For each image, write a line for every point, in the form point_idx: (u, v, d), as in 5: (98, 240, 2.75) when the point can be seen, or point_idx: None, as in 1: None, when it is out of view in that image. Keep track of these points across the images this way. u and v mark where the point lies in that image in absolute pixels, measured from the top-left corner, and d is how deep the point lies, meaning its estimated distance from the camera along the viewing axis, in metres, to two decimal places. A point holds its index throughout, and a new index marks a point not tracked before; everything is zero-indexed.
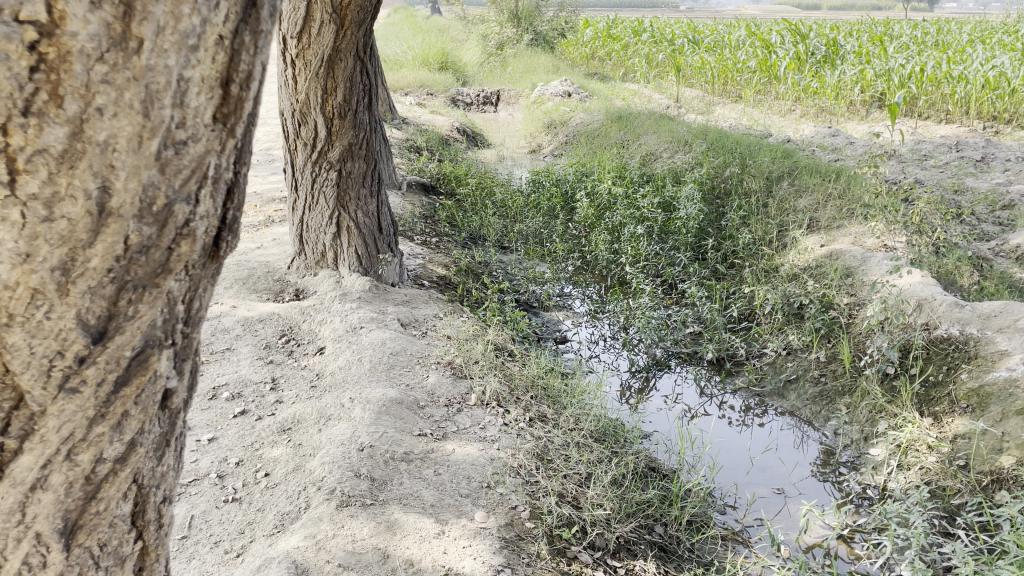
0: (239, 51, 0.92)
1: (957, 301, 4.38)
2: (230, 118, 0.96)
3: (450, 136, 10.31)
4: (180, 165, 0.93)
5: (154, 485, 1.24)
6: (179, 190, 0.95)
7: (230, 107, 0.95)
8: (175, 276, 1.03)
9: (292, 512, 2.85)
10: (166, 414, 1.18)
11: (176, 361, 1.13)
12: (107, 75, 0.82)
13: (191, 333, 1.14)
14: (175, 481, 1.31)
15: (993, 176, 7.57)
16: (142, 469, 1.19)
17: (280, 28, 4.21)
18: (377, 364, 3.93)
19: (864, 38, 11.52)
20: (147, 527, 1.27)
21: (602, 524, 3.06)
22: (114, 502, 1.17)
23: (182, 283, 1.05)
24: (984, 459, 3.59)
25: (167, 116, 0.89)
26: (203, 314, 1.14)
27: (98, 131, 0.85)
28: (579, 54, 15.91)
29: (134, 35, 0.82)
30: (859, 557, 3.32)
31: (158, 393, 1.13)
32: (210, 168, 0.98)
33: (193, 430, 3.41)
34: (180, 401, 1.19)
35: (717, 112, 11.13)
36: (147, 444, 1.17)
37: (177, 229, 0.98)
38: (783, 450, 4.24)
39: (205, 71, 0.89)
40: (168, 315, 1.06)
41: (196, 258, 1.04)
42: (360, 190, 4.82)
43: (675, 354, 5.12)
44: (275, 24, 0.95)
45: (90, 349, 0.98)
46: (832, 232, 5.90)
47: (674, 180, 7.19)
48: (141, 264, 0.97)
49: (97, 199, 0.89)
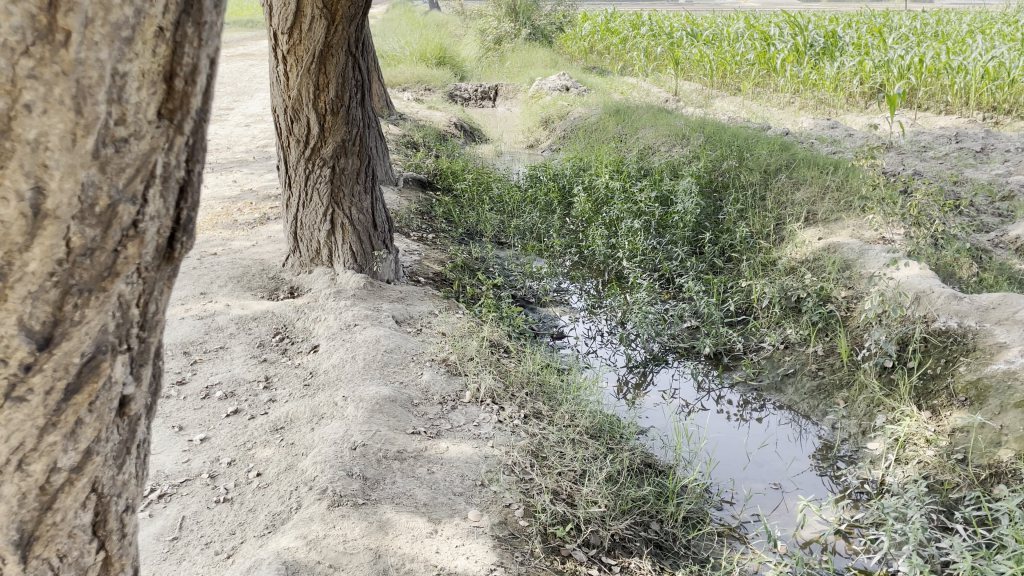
0: (182, 43, 0.96)
1: (955, 294, 4.35)
2: (175, 113, 1.00)
3: (447, 132, 10.28)
4: (122, 163, 0.96)
5: (115, 494, 1.25)
6: (123, 190, 0.97)
7: (175, 102, 0.99)
8: (125, 279, 1.05)
9: (283, 512, 2.82)
10: (125, 421, 1.20)
11: (131, 367, 1.15)
12: (34, 70, 0.85)
13: (148, 338, 1.16)
14: (138, 490, 1.32)
15: (993, 167, 7.53)
16: (102, 477, 1.20)
17: (270, 24, 4.19)
18: (371, 362, 3.90)
19: (863, 30, 11.44)
20: (109, 538, 1.28)
21: (597, 522, 3.03)
22: (73, 512, 1.18)
23: (134, 286, 1.07)
24: (982, 452, 3.57)
25: (103, 112, 0.91)
26: (160, 318, 1.16)
27: (27, 129, 0.87)
28: (578, 48, 15.85)
29: (61, 27, 0.84)
30: (857, 552, 3.30)
31: (114, 401, 1.15)
32: (157, 167, 1.01)
33: (185, 430, 3.40)
34: (139, 408, 1.21)
35: (717, 104, 11.08)
36: (105, 453, 1.18)
37: (124, 230, 1.00)
38: (781, 444, 4.22)
39: (144, 65, 0.93)
40: (121, 319, 1.09)
41: (148, 259, 1.06)
42: (354, 186, 4.79)
43: (672, 348, 5.11)
44: (217, 16, 1.00)
45: (36, 356, 1.00)
46: (830, 225, 5.86)
47: (672, 174, 7.15)
48: (86, 267, 0.99)
49: (31, 200, 0.91)
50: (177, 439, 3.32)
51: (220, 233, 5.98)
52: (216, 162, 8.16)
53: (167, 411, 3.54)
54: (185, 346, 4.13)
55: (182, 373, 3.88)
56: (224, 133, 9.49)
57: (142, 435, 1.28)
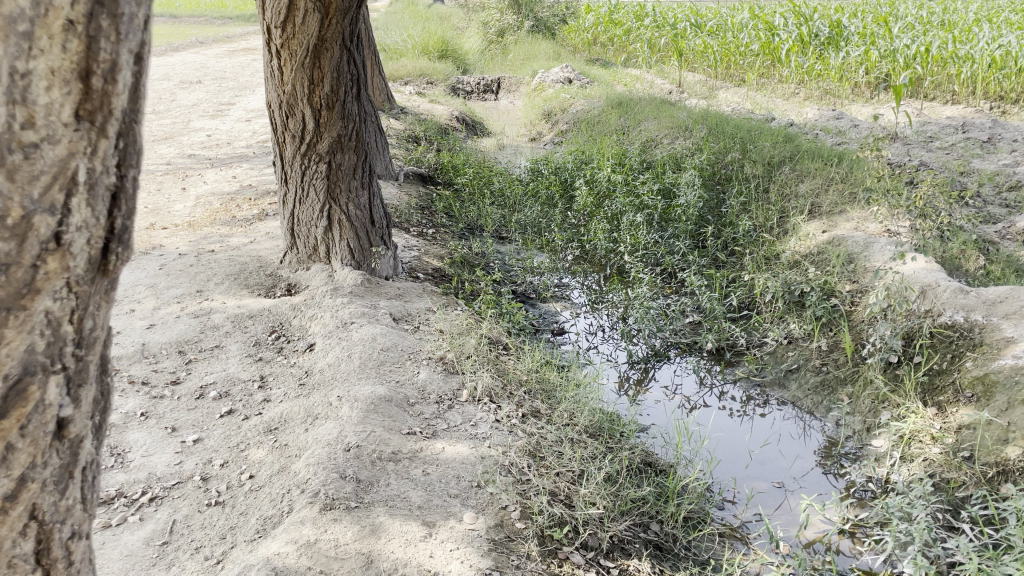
0: (96, 37, 1.02)
1: (961, 287, 4.28)
2: (94, 115, 1.06)
3: (449, 126, 10.21)
4: (33, 170, 1.01)
5: (58, 520, 1.27)
6: (38, 199, 1.03)
7: (93, 103, 1.06)
8: (49, 296, 1.10)
9: (275, 516, 2.77)
10: (65, 444, 1.23)
11: (67, 388, 1.19)
12: None
13: (85, 356, 1.21)
14: (84, 515, 1.34)
15: (1000, 157, 7.43)
16: (41, 503, 1.22)
17: (264, 18, 4.14)
18: (367, 361, 3.85)
19: (868, 18, 11.31)
20: (54, 565, 1.29)
21: (595, 523, 2.98)
22: (10, 541, 1.18)
23: (65, 301, 1.13)
24: (989, 450, 3.49)
25: (8, 115, 0.97)
26: (95, 336, 1.22)
27: None
28: (581, 40, 15.75)
29: None
30: (862, 551, 3.23)
31: (50, 424, 1.18)
32: (78, 173, 1.07)
33: (178, 431, 3.35)
34: (78, 430, 1.24)
35: (720, 96, 10.99)
36: (42, 478, 1.20)
37: (42, 243, 1.05)
38: (785, 441, 4.15)
39: (54, 61, 0.99)
40: (52, 337, 1.13)
41: (78, 273, 1.12)
42: (350, 182, 4.73)
43: (674, 344, 5.03)
44: (134, 13, 1.06)
45: None
46: (834, 217, 5.78)
47: (675, 166, 7.06)
48: (3, 283, 1.03)
49: None
50: (170, 440, 3.28)
51: (218, 230, 5.93)
52: (216, 157, 8.11)
53: (161, 412, 3.50)
54: (180, 345, 4.08)
55: (177, 373, 3.83)
56: (225, 128, 9.44)
57: (87, 458, 1.31)
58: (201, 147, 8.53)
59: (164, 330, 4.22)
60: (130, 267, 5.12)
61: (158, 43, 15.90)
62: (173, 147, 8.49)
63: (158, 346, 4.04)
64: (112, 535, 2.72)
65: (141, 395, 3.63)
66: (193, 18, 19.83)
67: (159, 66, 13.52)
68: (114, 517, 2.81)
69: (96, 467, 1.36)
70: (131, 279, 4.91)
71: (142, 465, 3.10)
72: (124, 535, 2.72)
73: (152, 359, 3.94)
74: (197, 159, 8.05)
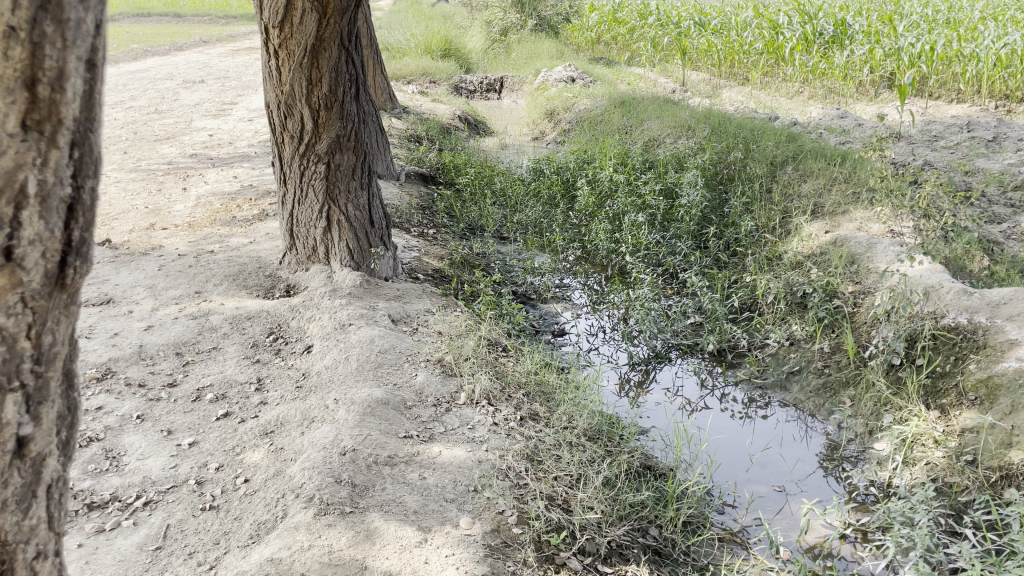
0: (39, 49, 1.13)
1: (965, 289, 4.25)
2: (43, 125, 1.17)
3: (451, 125, 10.17)
4: None
5: (22, 541, 1.40)
6: None
7: (41, 113, 1.16)
8: (8, 306, 1.21)
9: (269, 521, 2.75)
10: (26, 464, 1.35)
11: (27, 406, 1.31)
12: None
13: (44, 373, 1.33)
14: (49, 536, 1.47)
15: (1006, 156, 7.38)
16: (5, 523, 1.35)
17: (261, 17, 4.12)
18: (364, 363, 3.83)
19: (873, 17, 11.25)
20: None
21: (593, 528, 2.96)
22: None
23: (24, 313, 1.24)
24: (992, 454, 3.45)
25: None
26: (57, 351, 1.34)
27: None
28: (585, 39, 15.70)
29: None
30: (863, 557, 3.20)
31: (11, 442, 1.30)
32: (30, 185, 1.18)
33: (174, 434, 3.33)
34: (39, 450, 1.36)
35: (724, 95, 10.95)
36: (7, 498, 1.33)
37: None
38: (786, 444, 4.12)
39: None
40: (11, 349, 1.25)
41: (35, 287, 1.24)
42: (350, 183, 4.71)
43: (675, 346, 5.00)
44: (80, 27, 1.17)
45: None
46: (837, 217, 5.74)
47: (677, 166, 7.02)
48: None
49: None
50: (165, 444, 3.26)
51: (218, 231, 5.90)
52: (217, 157, 8.09)
53: (157, 415, 3.48)
54: (177, 347, 4.05)
55: (173, 376, 3.81)
56: (227, 128, 9.42)
57: (52, 477, 1.43)
58: (202, 147, 8.51)
59: (161, 331, 4.19)
60: (129, 267, 5.09)
61: (161, 42, 15.87)
62: (174, 147, 8.47)
63: (155, 348, 4.02)
64: (105, 540, 2.70)
65: (137, 398, 3.60)
66: (196, 17, 19.80)
67: (162, 65, 13.50)
68: (107, 522, 2.79)
69: (62, 487, 1.49)
70: (129, 280, 4.89)
71: (137, 468, 3.08)
72: (117, 539, 2.70)
73: (148, 361, 3.91)
74: (198, 159, 8.03)
